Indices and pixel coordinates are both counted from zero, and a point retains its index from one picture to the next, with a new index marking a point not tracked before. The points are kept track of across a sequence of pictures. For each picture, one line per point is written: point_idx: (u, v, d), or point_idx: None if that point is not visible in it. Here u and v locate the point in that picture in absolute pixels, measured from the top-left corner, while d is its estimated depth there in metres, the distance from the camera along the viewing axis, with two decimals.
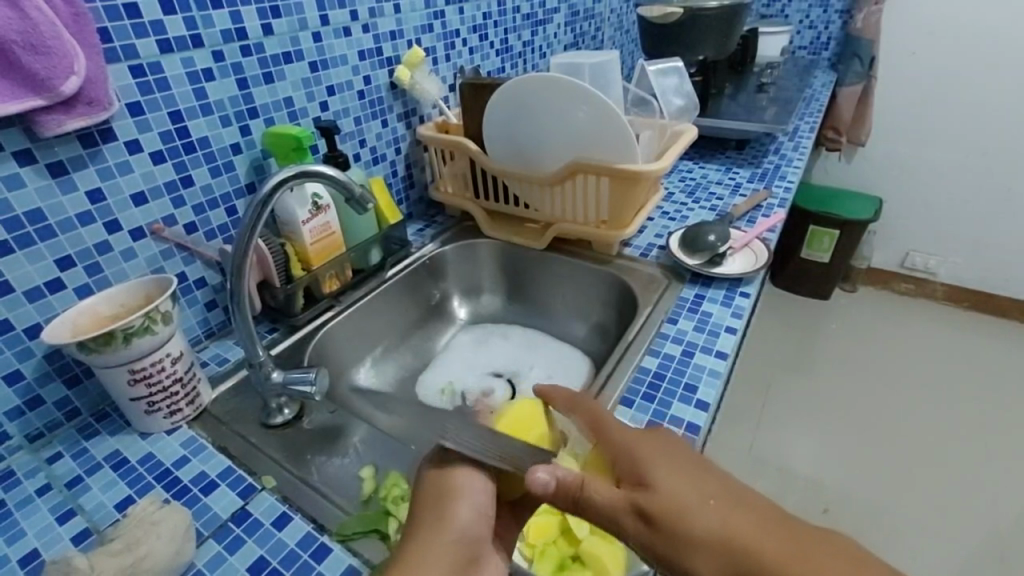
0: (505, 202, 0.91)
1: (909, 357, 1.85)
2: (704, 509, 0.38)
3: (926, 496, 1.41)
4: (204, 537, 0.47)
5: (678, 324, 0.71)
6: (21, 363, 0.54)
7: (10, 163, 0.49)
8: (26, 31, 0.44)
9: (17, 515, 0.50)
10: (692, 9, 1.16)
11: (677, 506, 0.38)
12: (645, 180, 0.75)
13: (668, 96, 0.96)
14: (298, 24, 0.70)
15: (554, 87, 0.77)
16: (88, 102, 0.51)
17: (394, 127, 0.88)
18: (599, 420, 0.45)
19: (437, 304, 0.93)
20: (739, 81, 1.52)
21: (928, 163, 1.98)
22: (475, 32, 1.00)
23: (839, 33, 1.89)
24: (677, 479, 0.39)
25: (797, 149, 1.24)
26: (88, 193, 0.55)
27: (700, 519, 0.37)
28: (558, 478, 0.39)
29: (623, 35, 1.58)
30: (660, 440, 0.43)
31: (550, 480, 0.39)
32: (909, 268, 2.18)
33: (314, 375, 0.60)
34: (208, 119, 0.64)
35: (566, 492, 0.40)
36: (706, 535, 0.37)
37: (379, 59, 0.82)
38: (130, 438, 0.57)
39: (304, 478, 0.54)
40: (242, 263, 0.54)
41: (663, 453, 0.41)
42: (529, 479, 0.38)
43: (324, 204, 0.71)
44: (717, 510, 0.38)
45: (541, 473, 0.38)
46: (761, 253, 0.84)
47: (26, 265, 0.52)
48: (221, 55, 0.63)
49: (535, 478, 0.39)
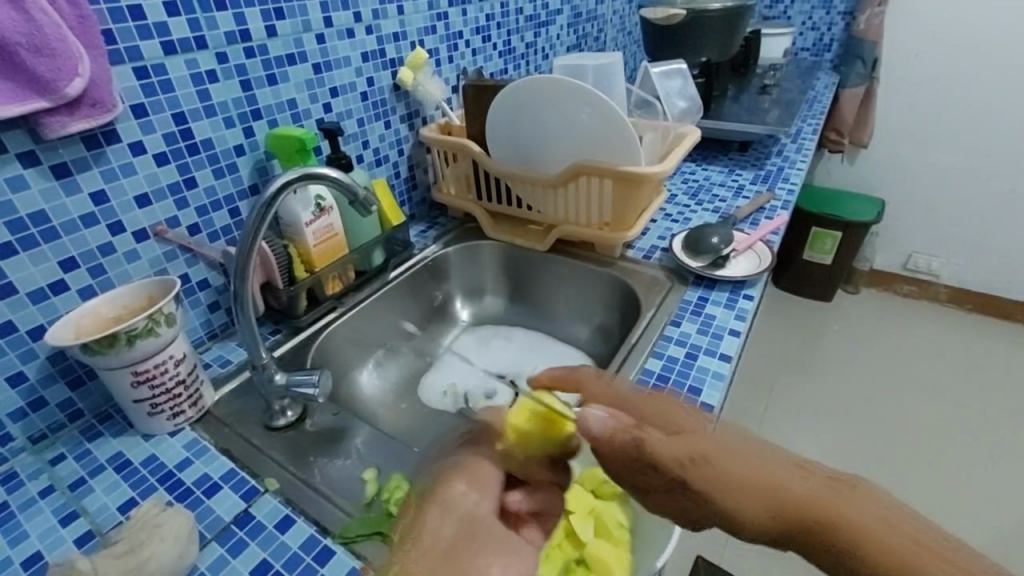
0: (507, 204, 0.90)
1: (912, 360, 1.84)
2: (733, 454, 0.42)
3: (928, 499, 1.41)
4: (205, 540, 0.47)
5: (681, 327, 0.71)
6: (24, 365, 0.54)
7: (14, 165, 0.49)
8: (31, 32, 0.44)
9: (19, 517, 0.50)
10: (695, 11, 1.16)
11: (711, 450, 0.42)
12: (648, 182, 0.75)
13: (671, 98, 0.96)
14: (302, 25, 0.70)
15: (558, 89, 0.77)
16: (91, 104, 0.51)
17: (398, 128, 0.88)
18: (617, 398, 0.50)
19: (439, 306, 0.93)
20: (742, 83, 1.52)
21: (932, 165, 1.98)
22: (478, 33, 0.99)
23: (842, 35, 1.89)
24: (705, 432, 0.44)
25: (800, 151, 1.23)
26: (91, 194, 0.55)
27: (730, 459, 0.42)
28: (610, 423, 0.44)
29: (626, 37, 1.58)
30: (678, 408, 0.48)
31: (598, 421, 0.45)
32: (911, 270, 2.18)
33: (317, 377, 0.60)
34: (212, 120, 0.64)
35: (618, 437, 0.44)
36: (743, 476, 0.41)
37: (382, 60, 0.82)
38: (132, 440, 0.57)
39: (305, 480, 0.53)
40: (245, 264, 0.54)
41: (680, 414, 0.47)
42: (587, 419, 0.45)
43: (327, 205, 0.71)
44: (746, 457, 0.42)
45: (593, 415, 0.45)
46: (765, 256, 0.84)
47: (29, 266, 0.52)
48: (225, 56, 0.63)
49: (589, 415, 0.45)
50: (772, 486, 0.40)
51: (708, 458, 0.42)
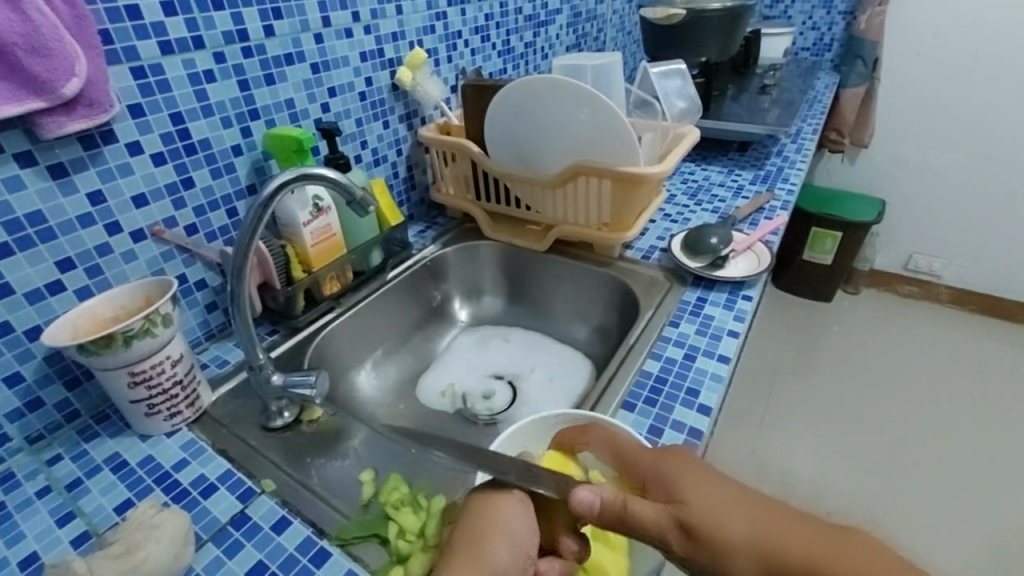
0: (506, 204, 0.90)
1: (912, 360, 1.84)
2: (728, 512, 0.38)
3: (927, 500, 1.41)
4: (202, 541, 0.47)
5: (680, 327, 0.71)
6: (22, 365, 0.54)
7: (10, 165, 0.49)
8: (28, 33, 0.44)
9: (17, 517, 0.50)
10: (694, 10, 1.16)
11: (703, 511, 0.38)
12: (647, 182, 0.75)
13: (671, 98, 0.96)
14: (300, 25, 0.70)
15: (557, 89, 0.77)
16: (89, 104, 0.51)
17: (396, 128, 0.88)
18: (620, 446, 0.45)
19: (438, 306, 0.92)
20: (742, 83, 1.51)
21: (933, 165, 1.97)
22: (477, 33, 0.99)
23: (842, 34, 1.88)
24: (705, 489, 0.39)
25: (800, 151, 1.23)
26: (89, 194, 0.55)
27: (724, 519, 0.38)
28: (601, 496, 0.40)
29: (626, 36, 1.57)
30: (681, 456, 0.42)
31: (593, 498, 0.39)
32: (912, 270, 2.17)
33: (314, 378, 0.59)
34: (209, 120, 0.63)
35: (611, 511, 0.40)
36: (740, 537, 0.37)
37: (381, 60, 0.82)
38: (130, 440, 0.57)
39: (303, 481, 0.53)
40: (242, 265, 0.54)
41: (678, 464, 0.41)
42: (574, 499, 0.39)
43: (325, 206, 0.71)
44: (741, 512, 0.38)
45: (583, 492, 0.39)
46: (764, 256, 0.84)
47: (27, 266, 0.52)
48: (222, 56, 0.63)
49: (580, 496, 0.39)
50: (772, 547, 0.36)
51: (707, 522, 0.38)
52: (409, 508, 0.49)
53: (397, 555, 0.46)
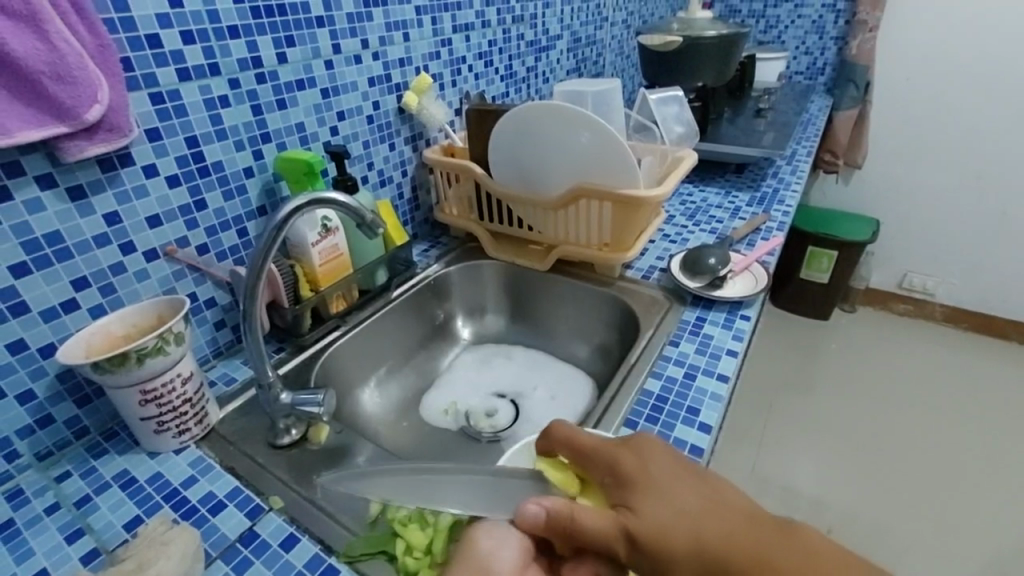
0: (509, 224, 0.92)
1: (909, 378, 1.86)
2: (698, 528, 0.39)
3: (930, 518, 1.41)
4: (211, 558, 0.48)
5: (680, 346, 0.72)
6: (33, 382, 0.55)
7: (32, 187, 0.51)
8: (54, 62, 0.46)
9: (26, 534, 0.51)
10: (691, 37, 1.19)
11: (660, 526, 0.39)
12: (647, 204, 0.77)
13: (669, 123, 0.98)
14: (311, 52, 0.72)
15: (559, 115, 0.79)
16: (109, 129, 0.52)
17: (402, 150, 0.90)
18: (582, 445, 0.45)
19: (441, 324, 0.94)
20: (737, 106, 1.55)
21: (925, 186, 2.02)
22: (480, 58, 1.02)
23: (835, 59, 1.93)
24: (657, 498, 0.40)
25: (794, 173, 1.26)
26: (105, 215, 0.57)
27: (681, 532, 0.39)
28: (548, 508, 0.40)
29: (624, 61, 1.62)
30: (639, 455, 0.43)
31: (540, 511, 0.40)
32: (907, 288, 2.20)
33: (322, 396, 0.60)
34: (223, 143, 0.65)
35: (558, 524, 0.40)
36: (683, 538, 0.39)
37: (388, 85, 0.85)
38: (138, 457, 0.58)
39: (310, 499, 0.54)
40: (254, 286, 0.55)
41: (648, 468, 0.42)
42: (521, 512, 0.40)
43: (333, 226, 0.73)
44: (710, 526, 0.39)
45: (530, 505, 0.40)
46: (761, 277, 0.85)
47: (43, 285, 0.54)
48: (237, 82, 0.65)
49: (525, 510, 0.40)
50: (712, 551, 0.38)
51: (656, 536, 0.39)
52: (417, 525, 0.47)
53: (404, 571, 0.46)
